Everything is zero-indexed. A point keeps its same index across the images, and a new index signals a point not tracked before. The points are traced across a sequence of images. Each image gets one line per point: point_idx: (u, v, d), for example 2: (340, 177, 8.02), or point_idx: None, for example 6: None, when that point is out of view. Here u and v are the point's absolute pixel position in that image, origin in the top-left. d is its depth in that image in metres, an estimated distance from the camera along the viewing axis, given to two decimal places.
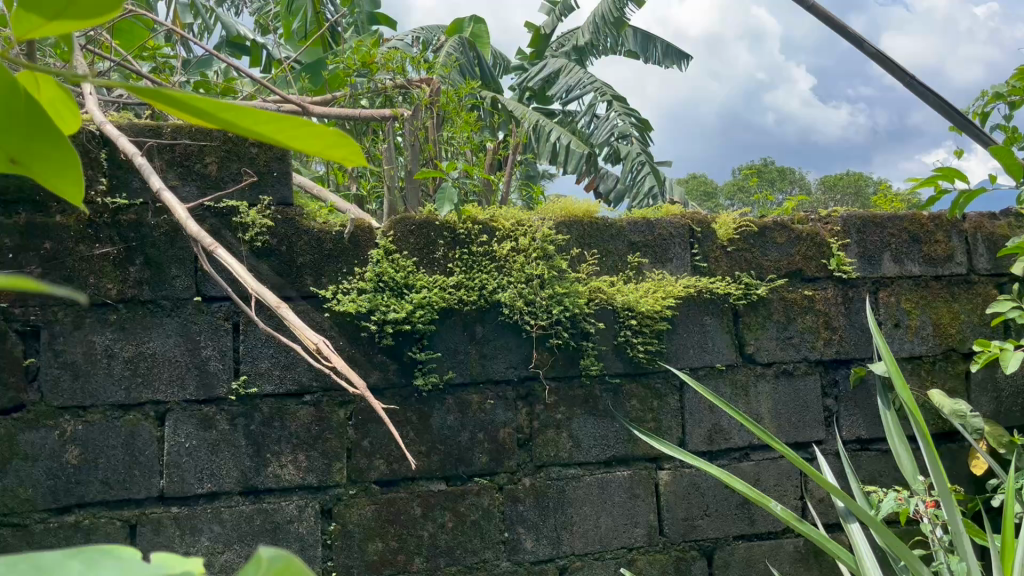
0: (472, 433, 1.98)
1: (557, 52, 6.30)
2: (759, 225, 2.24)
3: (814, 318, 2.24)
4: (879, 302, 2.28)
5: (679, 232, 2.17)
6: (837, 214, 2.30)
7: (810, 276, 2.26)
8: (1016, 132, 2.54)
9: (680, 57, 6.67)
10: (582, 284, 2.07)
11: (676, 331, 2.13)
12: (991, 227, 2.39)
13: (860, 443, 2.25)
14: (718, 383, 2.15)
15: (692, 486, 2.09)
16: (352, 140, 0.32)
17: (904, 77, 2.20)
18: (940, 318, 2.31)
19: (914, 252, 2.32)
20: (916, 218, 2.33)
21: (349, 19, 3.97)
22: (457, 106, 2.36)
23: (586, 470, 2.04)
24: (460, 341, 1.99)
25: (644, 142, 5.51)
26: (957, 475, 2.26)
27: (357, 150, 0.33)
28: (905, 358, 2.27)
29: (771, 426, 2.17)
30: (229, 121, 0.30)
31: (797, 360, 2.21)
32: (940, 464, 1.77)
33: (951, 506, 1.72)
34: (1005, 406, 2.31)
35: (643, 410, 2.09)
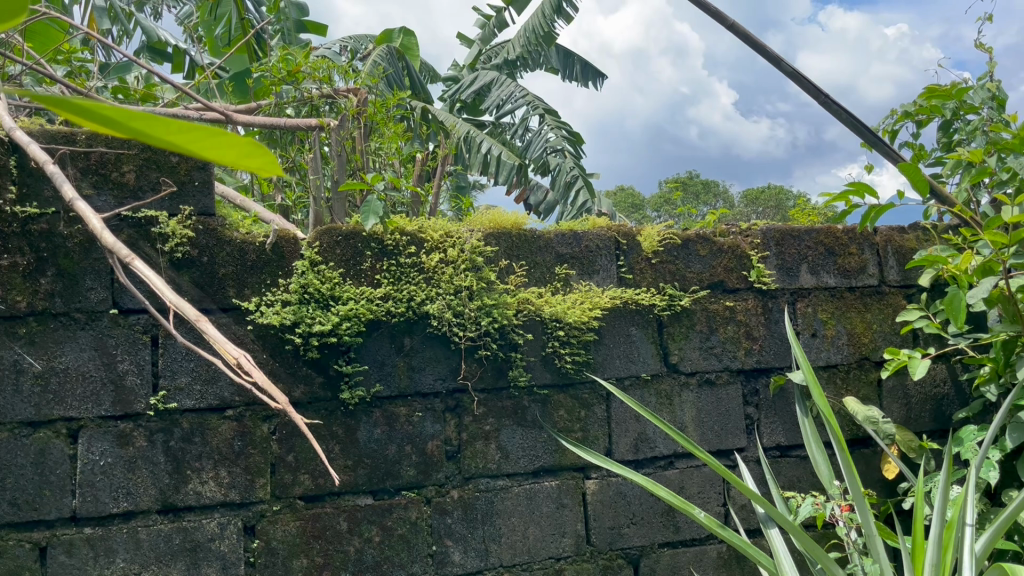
0: (399, 447, 1.96)
1: (488, 64, 6.34)
2: (682, 237, 2.29)
3: (735, 328, 2.29)
4: (797, 312, 2.36)
5: (606, 244, 2.21)
6: (756, 227, 2.37)
7: (731, 288, 2.32)
8: (922, 150, 2.67)
9: (600, 76, 6.81)
10: (510, 296, 2.07)
11: (602, 342, 2.16)
12: (901, 240, 2.49)
13: (780, 449, 2.32)
14: (644, 393, 2.18)
15: (618, 495, 2.12)
16: (269, 149, 0.30)
17: (820, 96, 2.28)
18: (854, 328, 2.40)
19: (829, 264, 2.40)
20: (831, 231, 2.41)
21: (275, 27, 3.92)
22: (385, 117, 2.34)
23: (514, 481, 2.05)
24: (388, 353, 1.97)
25: (576, 155, 5.59)
26: (871, 479, 2.35)
27: (273, 159, 0.32)
28: (822, 366, 2.35)
29: (694, 434, 2.22)
30: (143, 132, 0.29)
31: (718, 370, 2.26)
32: (854, 468, 1.83)
33: (864, 508, 1.78)
34: (915, 411, 2.41)
35: (570, 420, 2.11)
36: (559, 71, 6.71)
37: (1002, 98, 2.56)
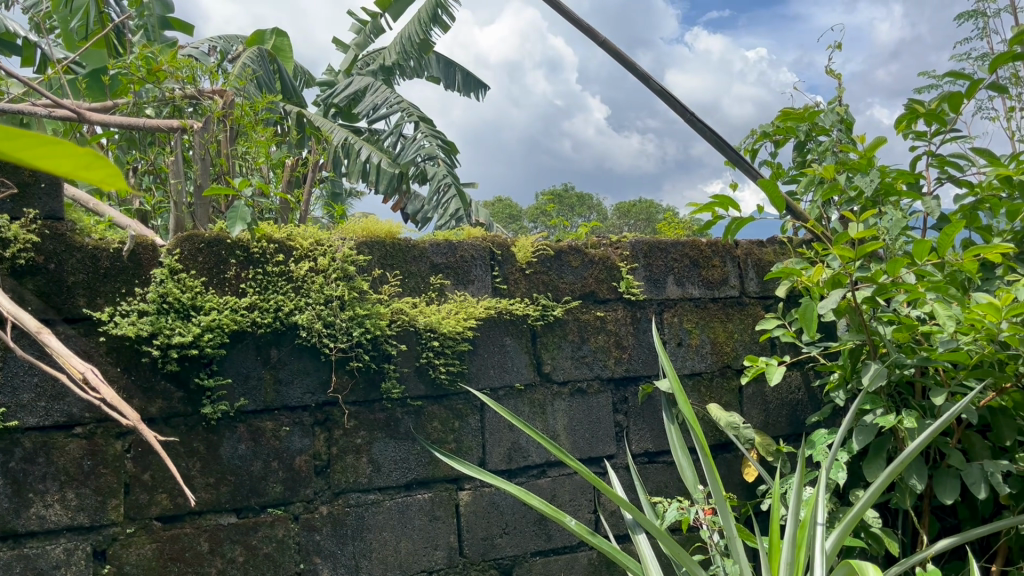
0: (265, 462, 1.89)
1: (364, 70, 6.27)
2: (554, 248, 2.32)
3: (605, 337, 2.34)
4: (664, 322, 2.44)
5: (480, 254, 2.22)
6: (626, 240, 2.44)
7: (602, 298, 2.37)
8: (779, 168, 2.82)
9: (481, 84, 6.88)
10: (383, 306, 2.04)
11: (477, 352, 2.15)
12: (759, 253, 2.62)
13: (647, 455, 2.38)
14: (517, 402, 2.19)
15: (491, 504, 2.12)
16: (109, 159, 0.33)
17: (685, 114, 2.37)
18: (717, 337, 2.50)
19: (694, 276, 2.50)
20: (695, 244, 2.51)
21: (137, 22, 3.74)
22: (252, 121, 2.29)
23: (386, 495, 2.01)
24: (253, 365, 1.90)
25: (450, 163, 5.60)
26: (732, 483, 2.45)
27: (114, 167, 0.34)
28: (687, 374, 2.44)
29: (566, 443, 2.25)
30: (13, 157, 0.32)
31: (589, 378, 2.30)
32: (717, 473, 1.90)
33: (726, 511, 1.85)
34: (772, 416, 2.53)
35: (444, 431, 2.10)
36: (439, 79, 6.73)
37: (850, 121, 2.73)
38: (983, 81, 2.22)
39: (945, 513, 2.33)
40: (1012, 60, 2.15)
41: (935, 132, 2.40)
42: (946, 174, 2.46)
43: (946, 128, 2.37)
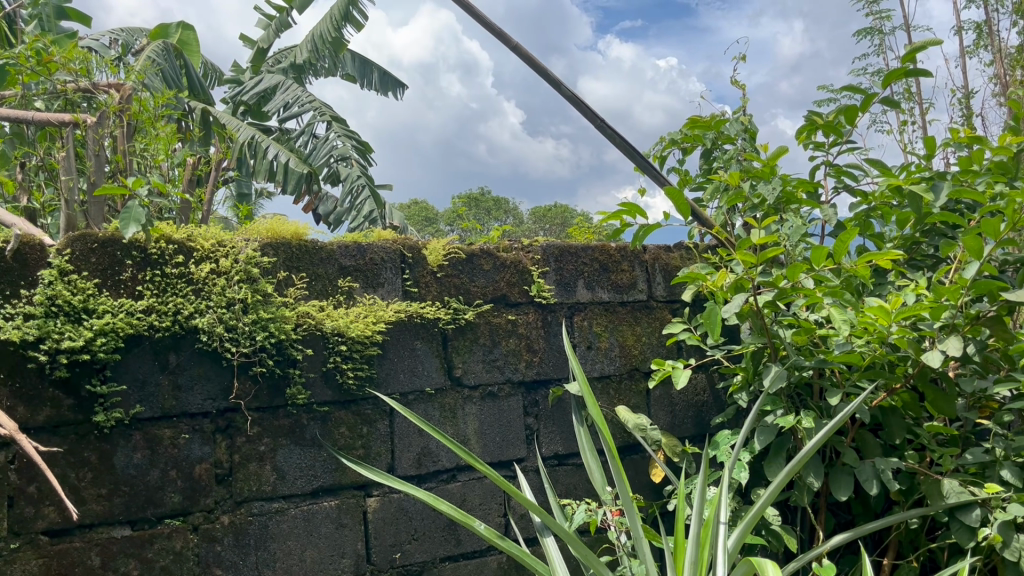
0: (163, 471, 1.82)
1: (276, 68, 6.16)
2: (466, 252, 2.31)
3: (517, 341, 2.35)
4: (574, 326, 2.46)
5: (391, 257, 2.18)
6: (537, 244, 2.45)
7: (513, 302, 2.37)
8: (687, 175, 2.88)
9: (398, 83, 6.83)
10: (289, 309, 1.99)
11: (386, 356, 2.12)
12: (667, 258, 2.68)
13: (557, 458, 2.40)
14: (427, 407, 2.17)
15: (400, 510, 2.09)
16: None
17: (595, 120, 2.40)
18: (625, 341, 2.54)
19: (604, 280, 2.53)
20: (605, 248, 2.55)
21: (31, 12, 3.57)
22: (151, 116, 2.21)
23: (291, 503, 1.96)
24: (150, 371, 1.82)
25: (363, 165, 5.54)
26: (639, 484, 2.50)
27: None
28: (596, 377, 2.47)
29: (475, 447, 2.24)
30: None
31: (501, 382, 2.30)
32: (624, 475, 1.91)
33: (633, 512, 1.88)
34: (678, 417, 2.59)
35: (352, 437, 2.06)
36: (354, 79, 6.65)
37: (753, 131, 2.82)
38: (877, 95, 2.32)
39: (840, 508, 2.42)
40: (903, 76, 2.25)
41: (833, 143, 2.50)
42: (842, 183, 2.56)
43: (842, 139, 2.47)
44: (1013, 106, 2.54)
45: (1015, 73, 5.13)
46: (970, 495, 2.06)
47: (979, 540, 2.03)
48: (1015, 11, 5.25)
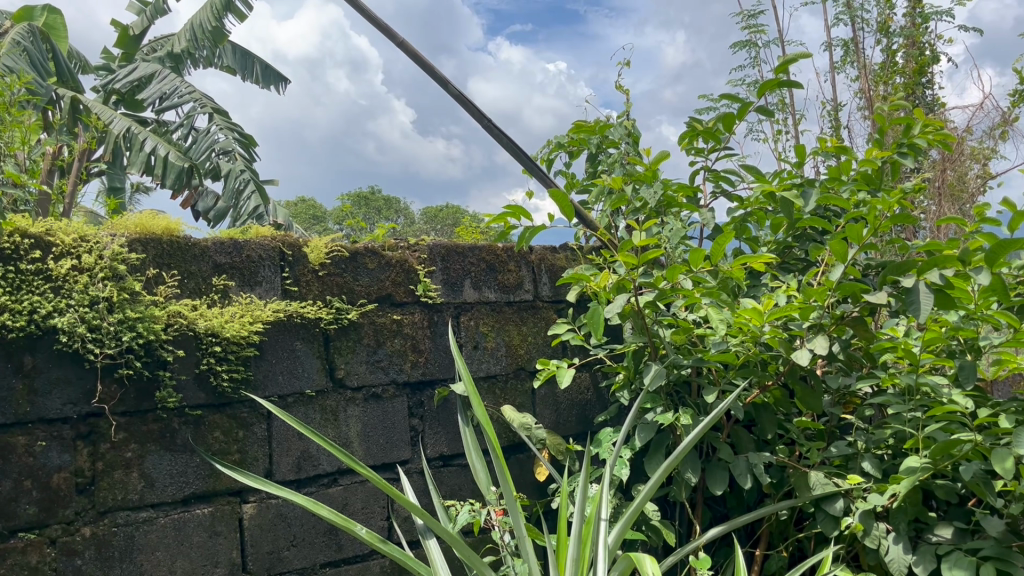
0: (17, 481, 1.69)
1: (151, 57, 5.89)
2: (349, 250, 2.26)
3: (402, 341, 2.31)
4: (460, 326, 2.44)
5: (269, 254, 2.11)
6: (423, 243, 2.42)
7: (398, 301, 2.34)
8: (573, 178, 2.93)
9: (281, 77, 6.66)
10: (158, 308, 1.89)
11: (264, 357, 2.05)
12: (552, 259, 2.72)
13: (442, 459, 2.38)
14: (308, 409, 2.11)
15: (278, 516, 2.03)
16: None
17: (483, 121, 2.40)
18: (512, 340, 2.55)
19: (490, 280, 2.53)
20: (492, 248, 2.54)
21: None
22: (7, 101, 2.05)
23: (160, 512, 1.86)
24: (2, 374, 1.69)
25: (248, 159, 5.44)
26: (523, 483, 2.51)
27: None
28: (482, 377, 2.47)
29: (358, 450, 2.19)
30: None
31: (384, 383, 2.26)
32: (508, 475, 1.91)
33: (516, 512, 1.88)
34: (563, 416, 2.62)
35: (227, 441, 1.97)
36: (235, 71, 6.43)
37: (637, 135, 2.88)
38: (752, 104, 2.41)
39: (715, 502, 2.51)
40: (777, 88, 2.35)
41: (711, 149, 2.58)
42: (720, 189, 2.65)
43: (720, 146, 2.56)
44: (878, 119, 2.69)
45: (879, 88, 5.47)
46: (834, 486, 2.17)
47: (842, 529, 2.13)
48: (878, 30, 5.59)
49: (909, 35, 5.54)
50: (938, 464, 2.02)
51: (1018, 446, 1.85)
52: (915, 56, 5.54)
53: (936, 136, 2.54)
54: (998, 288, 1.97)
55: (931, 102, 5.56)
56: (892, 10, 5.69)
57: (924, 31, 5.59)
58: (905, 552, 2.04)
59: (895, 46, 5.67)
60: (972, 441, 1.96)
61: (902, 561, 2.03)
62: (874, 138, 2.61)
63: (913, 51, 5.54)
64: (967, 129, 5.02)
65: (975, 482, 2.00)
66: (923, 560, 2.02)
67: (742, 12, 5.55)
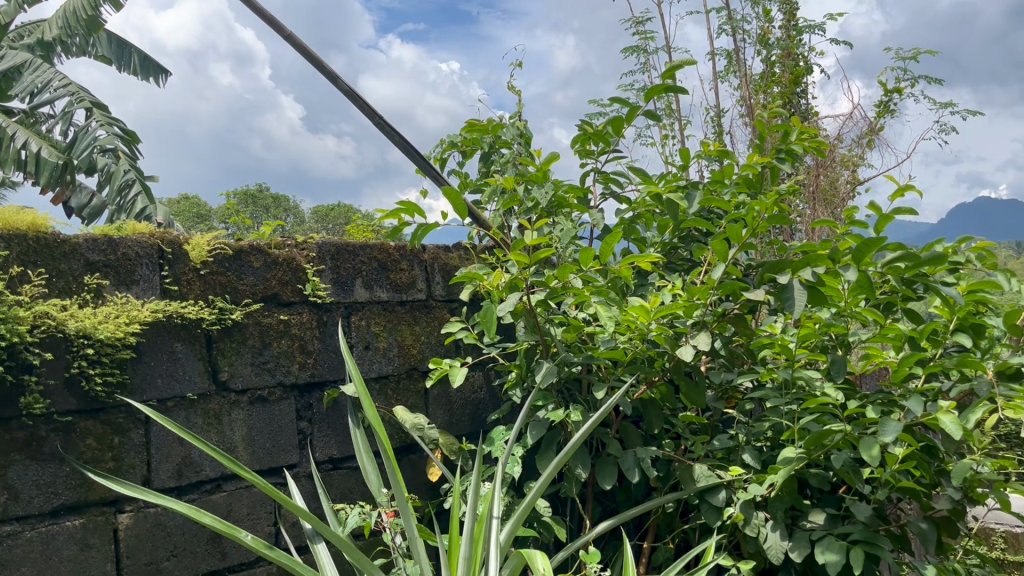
0: None
1: (18, 43, 5.54)
2: (233, 248, 2.18)
3: (289, 342, 2.25)
4: (351, 326, 2.40)
5: (147, 252, 2.01)
6: (312, 241, 2.36)
7: (285, 301, 2.27)
8: (467, 177, 2.93)
9: (162, 70, 6.39)
10: (23, 309, 1.76)
11: (142, 360, 1.95)
12: (445, 258, 2.71)
13: (332, 462, 2.34)
14: (189, 414, 2.03)
15: (157, 525, 1.94)
16: None
17: (374, 117, 2.37)
18: (404, 340, 2.52)
19: (382, 279, 2.50)
20: (383, 247, 2.51)
21: None
22: None
23: (25, 525, 1.75)
24: None
25: (132, 158, 5.23)
26: (415, 484, 2.50)
27: None
28: (373, 378, 2.44)
29: (243, 454, 2.12)
30: None
31: (271, 385, 2.20)
32: (400, 476, 1.89)
33: (407, 513, 1.86)
34: (456, 416, 2.63)
35: (100, 449, 1.87)
36: (111, 61, 6.12)
37: (528, 136, 2.91)
38: (640, 109, 2.47)
39: (605, 497, 2.56)
40: (663, 92, 2.41)
41: (601, 152, 2.63)
42: (609, 190, 2.71)
43: (610, 148, 2.61)
44: (758, 126, 2.80)
45: (759, 97, 5.71)
46: (716, 478, 2.25)
47: (724, 519, 2.21)
48: (758, 41, 5.84)
49: (786, 47, 5.81)
50: (811, 453, 2.12)
51: (883, 434, 1.96)
52: (791, 67, 5.82)
53: (811, 143, 2.67)
54: (865, 286, 2.09)
55: (806, 111, 5.85)
56: (771, 22, 5.95)
57: (799, 43, 5.87)
58: (782, 539, 2.13)
59: (774, 57, 5.93)
60: (843, 431, 2.06)
61: (779, 547, 2.12)
62: (755, 143, 2.72)
63: (789, 62, 5.81)
64: (838, 138, 5.30)
65: (844, 470, 2.11)
66: (798, 546, 2.12)
67: (631, 19, 5.68)
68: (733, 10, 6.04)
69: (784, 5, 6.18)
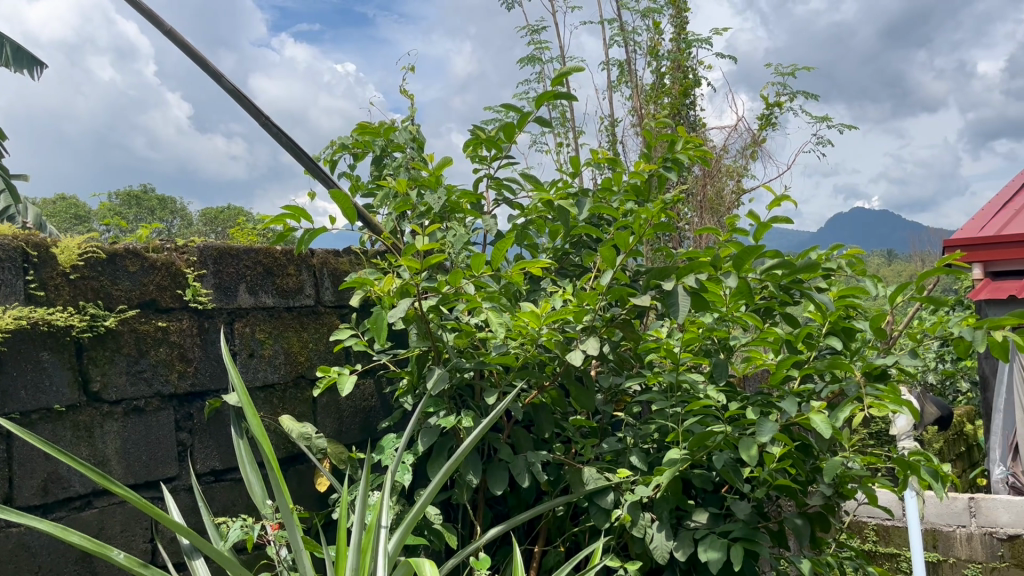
0: None
1: None
2: (107, 251, 2.07)
3: (167, 350, 2.16)
4: (235, 333, 2.32)
5: (10, 255, 1.87)
6: (192, 245, 2.27)
7: (164, 307, 2.17)
8: (357, 180, 2.88)
9: (36, 62, 6.04)
10: None
11: (2, 371, 1.82)
12: (335, 263, 2.67)
13: (214, 474, 2.26)
14: (56, 427, 1.91)
15: (20, 546, 1.81)
16: None
17: (260, 118, 2.29)
18: (291, 347, 2.47)
19: (268, 284, 2.43)
20: (269, 252, 2.44)
21: None
22: None
23: None
24: None
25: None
26: (302, 494, 2.44)
27: None
28: (258, 387, 2.36)
29: (117, 468, 2.02)
30: None
31: (148, 396, 2.10)
32: (285, 487, 1.83)
33: (292, 525, 1.81)
34: (345, 424, 2.59)
35: None
36: None
37: (420, 141, 2.90)
38: (531, 115, 2.49)
39: (496, 502, 2.56)
40: (554, 99, 2.43)
41: (494, 158, 2.64)
42: (502, 197, 2.72)
43: (502, 154, 2.63)
44: (646, 135, 2.87)
45: (650, 107, 5.87)
46: (605, 480, 2.28)
47: (612, 521, 2.24)
48: (649, 52, 6.00)
49: (675, 59, 5.99)
50: (694, 454, 2.18)
51: (761, 435, 2.04)
52: (680, 79, 6.00)
53: (696, 152, 2.76)
54: (745, 292, 2.17)
55: (694, 122, 6.06)
56: (661, 35, 6.12)
57: (688, 56, 6.06)
58: (667, 539, 2.18)
59: (664, 69, 6.11)
60: (724, 432, 2.13)
61: (664, 547, 2.17)
62: (643, 152, 2.78)
63: (678, 74, 6.00)
64: (724, 149, 5.51)
65: (726, 470, 2.18)
66: (682, 545, 2.18)
67: (527, 27, 5.74)
68: (624, 21, 6.19)
69: (674, 19, 6.37)
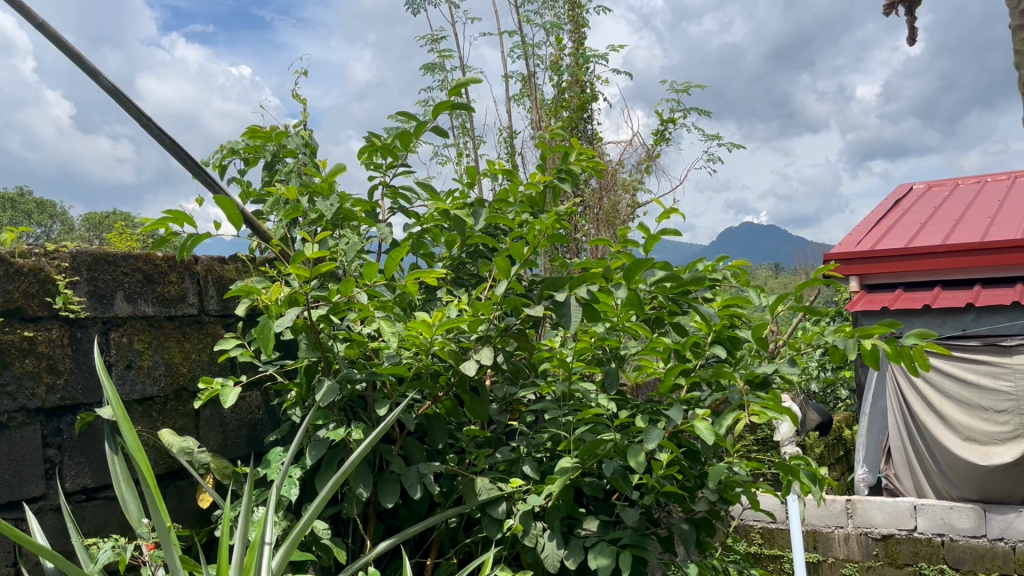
0: None
1: None
2: None
3: (34, 361, 2.03)
4: (110, 343, 2.20)
5: None
6: (65, 249, 2.14)
7: (31, 316, 2.04)
8: (247, 185, 2.79)
9: None
10: None
11: None
12: (220, 271, 2.58)
13: (85, 493, 2.13)
14: None
15: None
16: None
17: (140, 117, 2.19)
18: (172, 358, 2.36)
19: (147, 293, 2.32)
20: (149, 258, 2.33)
21: None
22: None
23: None
24: None
25: None
26: (183, 511, 2.34)
27: None
28: (136, 400, 2.25)
29: None
30: None
31: (11, 410, 1.97)
32: (162, 505, 1.74)
33: (169, 545, 1.72)
34: (229, 438, 2.50)
35: None
36: None
37: (313, 146, 2.83)
38: (428, 123, 2.47)
39: (387, 514, 2.52)
40: (451, 108, 2.41)
41: (389, 165, 2.61)
42: (397, 205, 2.69)
43: (398, 162, 2.60)
44: (540, 146, 2.89)
45: (550, 120, 5.93)
46: (497, 490, 2.26)
47: (504, 531, 2.24)
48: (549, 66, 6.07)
49: (574, 74, 6.08)
50: (585, 462, 2.20)
51: (648, 442, 2.08)
52: (578, 94, 6.10)
53: (589, 164, 2.79)
54: (635, 303, 2.21)
55: (592, 136, 6.16)
56: (561, 50, 6.20)
57: (586, 71, 6.16)
58: (558, 548, 2.19)
59: (563, 83, 6.19)
60: (614, 440, 2.15)
61: (555, 555, 2.18)
62: (539, 163, 2.80)
63: (577, 89, 6.09)
64: (620, 163, 5.62)
65: (615, 477, 2.21)
66: (573, 553, 2.19)
67: (427, 35, 5.71)
68: (524, 34, 6.24)
69: (573, 34, 6.47)
